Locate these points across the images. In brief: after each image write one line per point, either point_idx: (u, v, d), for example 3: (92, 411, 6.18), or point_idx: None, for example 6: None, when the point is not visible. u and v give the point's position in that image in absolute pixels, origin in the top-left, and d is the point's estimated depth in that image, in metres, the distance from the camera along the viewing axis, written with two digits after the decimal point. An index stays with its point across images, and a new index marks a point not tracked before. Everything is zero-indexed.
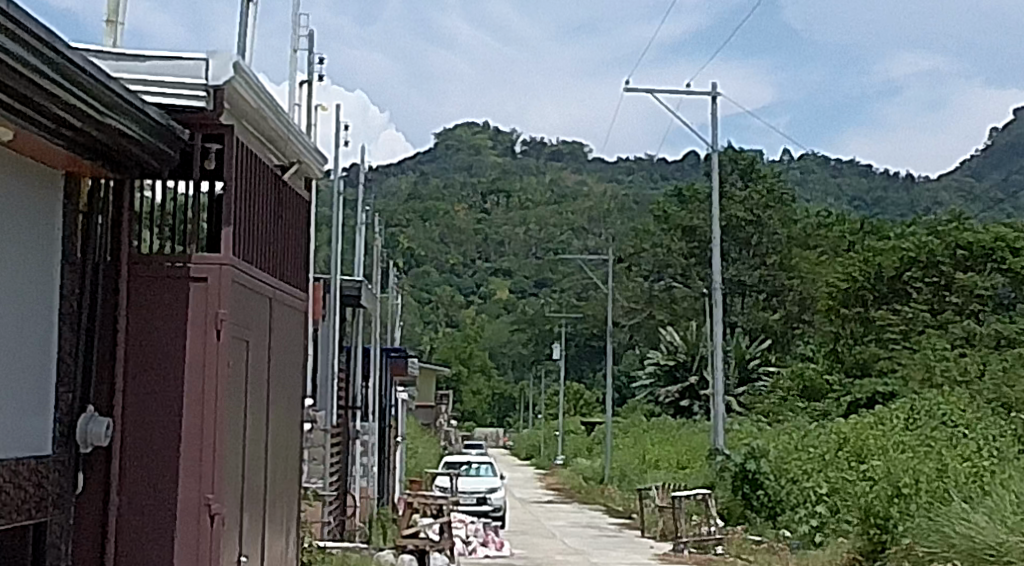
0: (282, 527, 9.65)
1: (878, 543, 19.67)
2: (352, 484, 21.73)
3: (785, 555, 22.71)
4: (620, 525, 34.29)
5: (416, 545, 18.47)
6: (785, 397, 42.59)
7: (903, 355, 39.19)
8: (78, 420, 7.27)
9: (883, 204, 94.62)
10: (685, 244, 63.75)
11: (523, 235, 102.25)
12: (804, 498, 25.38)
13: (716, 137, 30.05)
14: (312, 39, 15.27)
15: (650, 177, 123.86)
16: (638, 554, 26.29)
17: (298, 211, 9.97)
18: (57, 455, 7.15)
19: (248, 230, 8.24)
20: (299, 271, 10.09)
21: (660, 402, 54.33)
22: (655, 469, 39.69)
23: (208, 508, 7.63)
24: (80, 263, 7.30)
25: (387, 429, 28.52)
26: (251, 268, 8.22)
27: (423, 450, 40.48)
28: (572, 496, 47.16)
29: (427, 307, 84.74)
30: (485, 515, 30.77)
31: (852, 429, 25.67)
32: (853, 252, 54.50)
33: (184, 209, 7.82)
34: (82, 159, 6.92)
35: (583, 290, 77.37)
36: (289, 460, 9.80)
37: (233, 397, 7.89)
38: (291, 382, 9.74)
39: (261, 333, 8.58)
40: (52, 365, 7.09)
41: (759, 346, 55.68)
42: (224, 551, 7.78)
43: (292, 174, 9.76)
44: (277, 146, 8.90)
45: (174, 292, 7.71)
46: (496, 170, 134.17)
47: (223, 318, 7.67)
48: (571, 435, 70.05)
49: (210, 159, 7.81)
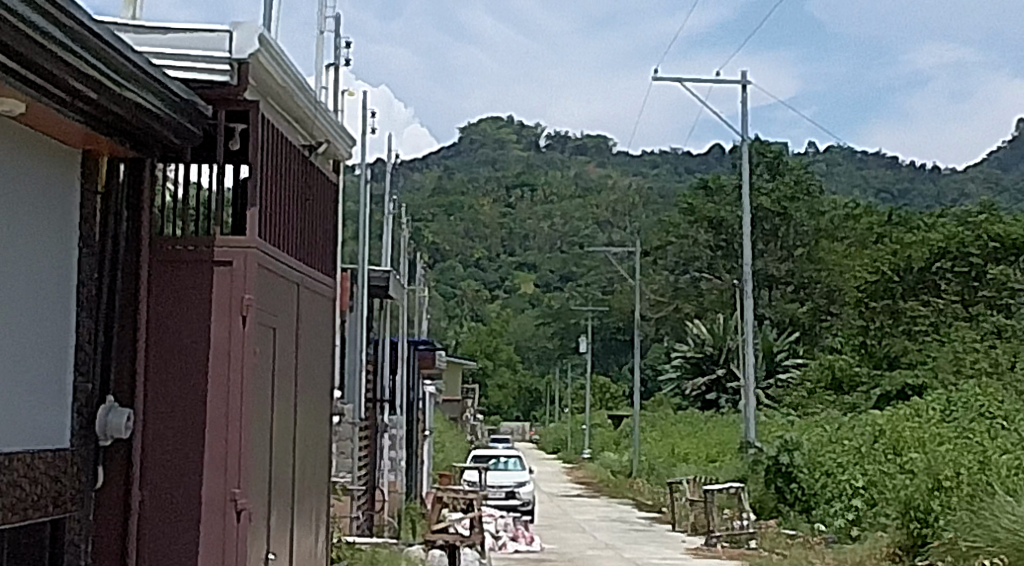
0: (312, 522, 9.29)
1: (918, 538, 19.23)
2: (381, 478, 21.37)
3: (821, 551, 22.21)
4: (649, 519, 33.91)
5: (446, 540, 18.10)
6: (814, 388, 42.09)
7: (933, 346, 38.71)
8: (97, 411, 6.91)
9: (911, 196, 94.01)
10: (712, 237, 63.28)
11: (548, 230, 101.96)
12: (839, 491, 24.93)
13: (745, 128, 29.67)
14: (338, 23, 14.92)
15: (674, 171, 123.51)
16: (670, 549, 25.90)
17: (327, 193, 9.62)
18: (76, 449, 6.77)
19: (273, 210, 7.87)
20: (327, 257, 9.71)
21: (687, 396, 53.93)
22: (684, 462, 39.31)
23: (234, 503, 7.24)
24: (99, 247, 6.95)
25: (415, 423, 28.23)
26: (276, 254, 7.83)
27: (451, 444, 40.25)
28: (600, 489, 46.81)
29: (452, 302, 84.56)
30: (514, 510, 30.41)
31: (887, 421, 25.32)
32: (881, 244, 53.98)
33: (208, 201, 7.44)
34: (99, 135, 6.56)
35: (609, 284, 77.02)
36: (317, 454, 9.42)
37: (260, 387, 7.51)
38: (320, 372, 9.36)
39: (289, 321, 8.20)
40: (69, 356, 6.71)
41: (787, 339, 55.21)
42: (251, 548, 7.41)
43: (321, 156, 9.39)
44: (304, 126, 8.52)
45: (197, 277, 7.32)
46: (521, 164, 133.87)
47: (249, 303, 7.28)
48: (598, 429, 69.77)
49: (237, 141, 7.42)
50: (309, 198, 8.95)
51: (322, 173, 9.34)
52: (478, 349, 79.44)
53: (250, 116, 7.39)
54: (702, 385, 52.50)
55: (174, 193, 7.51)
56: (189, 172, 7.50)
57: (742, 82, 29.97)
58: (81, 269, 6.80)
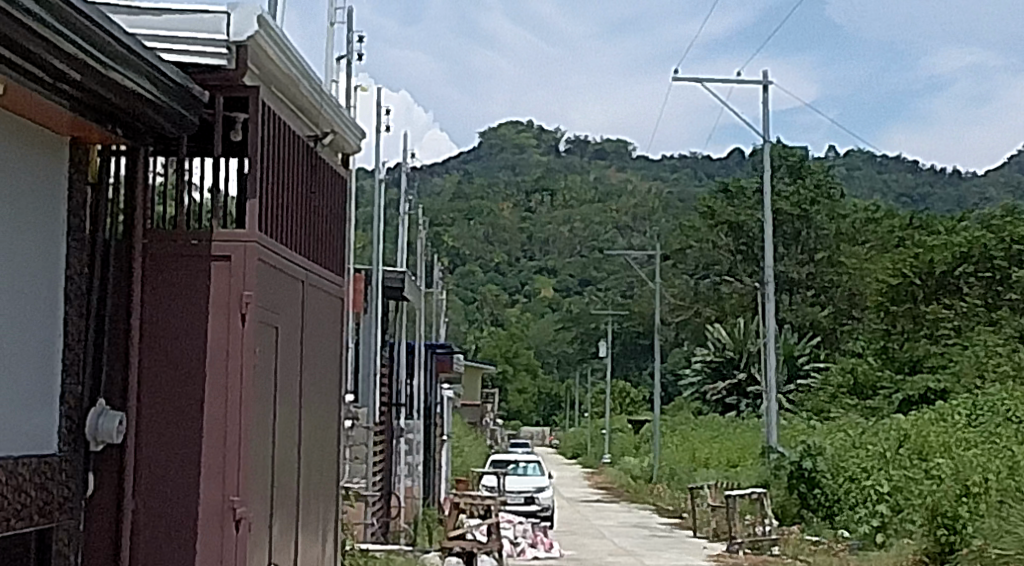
0: (319, 527, 8.88)
1: (946, 545, 18.66)
2: (397, 484, 20.99)
3: (846, 557, 21.77)
4: (671, 524, 33.46)
5: (463, 548, 17.67)
6: (836, 393, 41.73)
7: (955, 350, 38.16)
8: (88, 415, 6.54)
9: (931, 200, 93.48)
10: (732, 240, 62.73)
11: (568, 234, 101.60)
12: (863, 497, 24.47)
13: (767, 130, 29.24)
14: (350, 16, 14.51)
15: (695, 175, 123.19)
16: (691, 555, 25.49)
17: (335, 189, 9.21)
18: (65, 455, 6.41)
19: (276, 202, 7.48)
20: (336, 253, 9.31)
21: (707, 400, 53.39)
22: (705, 467, 38.79)
23: (233, 511, 6.81)
24: (89, 242, 6.59)
25: (432, 427, 27.89)
26: (278, 247, 7.42)
27: (470, 449, 39.93)
28: (621, 494, 46.40)
29: (472, 306, 84.15)
30: (533, 516, 30.06)
31: (913, 426, 24.99)
32: (903, 248, 53.45)
33: (206, 196, 7.08)
34: (86, 121, 6.22)
35: (629, 289, 76.76)
36: (325, 458, 9.00)
37: (261, 390, 7.09)
38: (327, 371, 8.97)
39: (292, 315, 7.78)
40: (57, 358, 6.35)
41: (809, 343, 54.66)
42: (252, 554, 6.99)
43: (328, 148, 8.98)
44: (308, 115, 8.12)
45: (195, 272, 6.91)
46: (541, 167, 133.62)
47: (249, 300, 6.86)
48: (618, 433, 69.28)
49: (240, 135, 7.04)
50: (315, 192, 8.54)
51: (329, 166, 8.94)
52: (498, 353, 79.10)
53: (249, 103, 7.00)
54: (723, 389, 52.06)
55: (166, 190, 7.17)
56: (188, 163, 7.16)
57: (764, 82, 29.50)
58: (69, 264, 6.44)
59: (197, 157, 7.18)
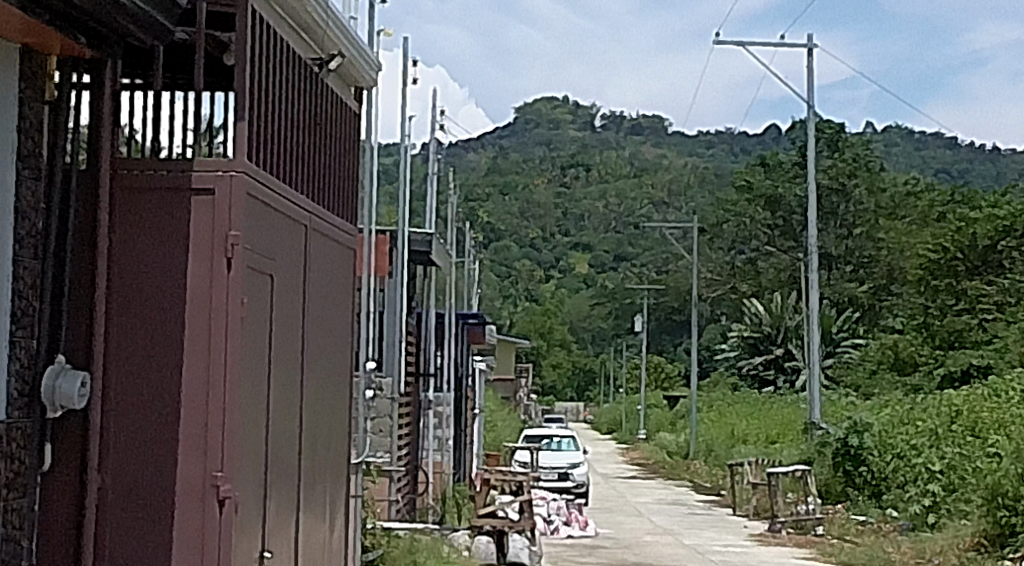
0: (325, 508, 7.85)
1: (1006, 527, 17.59)
2: (425, 458, 20.01)
3: (895, 538, 20.59)
4: (709, 502, 32.43)
5: (493, 526, 16.67)
6: (876, 369, 41.64)
7: (999, 325, 36.83)
8: (44, 374, 5.52)
9: (970, 174, 91.74)
10: (770, 215, 61.43)
11: (603, 210, 100.51)
12: (913, 476, 23.24)
13: (811, 97, 27.98)
14: None
15: (730, 150, 121.97)
16: (733, 535, 24.32)
17: (346, 123, 8.18)
18: (15, 421, 5.37)
19: (271, 128, 6.40)
20: (347, 199, 8.24)
21: (743, 376, 52.28)
22: (744, 443, 37.67)
23: (215, 490, 5.77)
24: (45, 174, 5.60)
25: (463, 399, 26.86)
26: (273, 181, 6.36)
27: (502, 424, 38.93)
28: (655, 471, 45.47)
29: (507, 281, 82.98)
30: (567, 492, 29.07)
31: (966, 403, 23.91)
32: (943, 221, 52.03)
33: (186, 143, 6.08)
34: (41, 24, 5.21)
35: (664, 264, 75.76)
36: (332, 432, 7.96)
37: (251, 349, 6.03)
38: (336, 335, 7.92)
39: (291, 267, 6.73)
40: (3, 302, 5.32)
41: (848, 320, 53.41)
42: (240, 544, 5.97)
43: (335, 77, 7.92)
44: (310, 32, 7.06)
45: (173, 208, 5.87)
46: (575, 142, 132.62)
47: (236, 240, 5.81)
48: (653, 409, 68.28)
49: (233, 61, 6.00)
50: (321, 126, 7.50)
51: (336, 97, 7.88)
52: (533, 329, 78.17)
53: (240, 24, 5.92)
54: (759, 364, 50.98)
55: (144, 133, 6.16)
56: (173, 96, 6.19)
57: (809, 46, 28.30)
58: (20, 196, 5.41)
59: (177, 89, 6.23)
